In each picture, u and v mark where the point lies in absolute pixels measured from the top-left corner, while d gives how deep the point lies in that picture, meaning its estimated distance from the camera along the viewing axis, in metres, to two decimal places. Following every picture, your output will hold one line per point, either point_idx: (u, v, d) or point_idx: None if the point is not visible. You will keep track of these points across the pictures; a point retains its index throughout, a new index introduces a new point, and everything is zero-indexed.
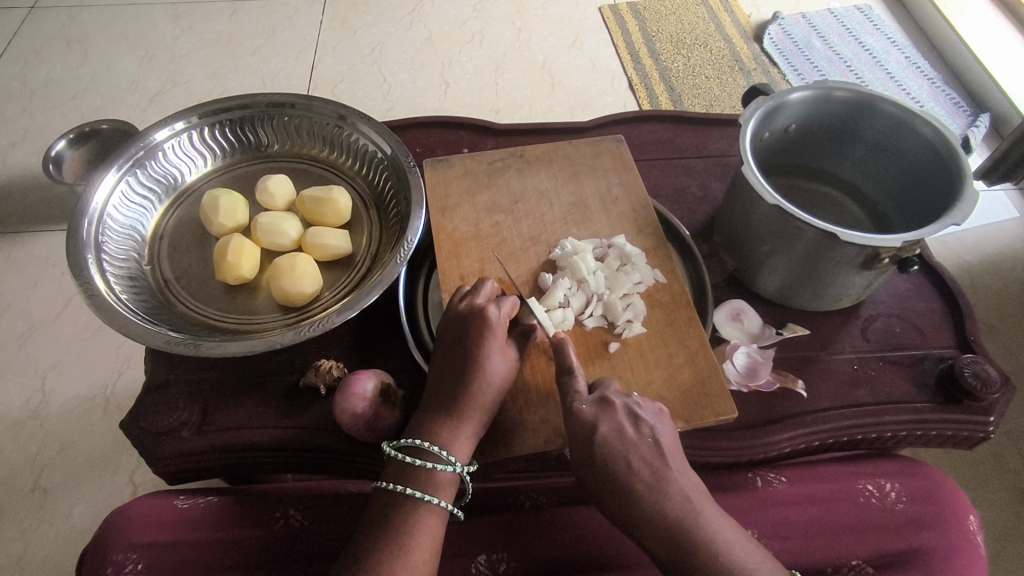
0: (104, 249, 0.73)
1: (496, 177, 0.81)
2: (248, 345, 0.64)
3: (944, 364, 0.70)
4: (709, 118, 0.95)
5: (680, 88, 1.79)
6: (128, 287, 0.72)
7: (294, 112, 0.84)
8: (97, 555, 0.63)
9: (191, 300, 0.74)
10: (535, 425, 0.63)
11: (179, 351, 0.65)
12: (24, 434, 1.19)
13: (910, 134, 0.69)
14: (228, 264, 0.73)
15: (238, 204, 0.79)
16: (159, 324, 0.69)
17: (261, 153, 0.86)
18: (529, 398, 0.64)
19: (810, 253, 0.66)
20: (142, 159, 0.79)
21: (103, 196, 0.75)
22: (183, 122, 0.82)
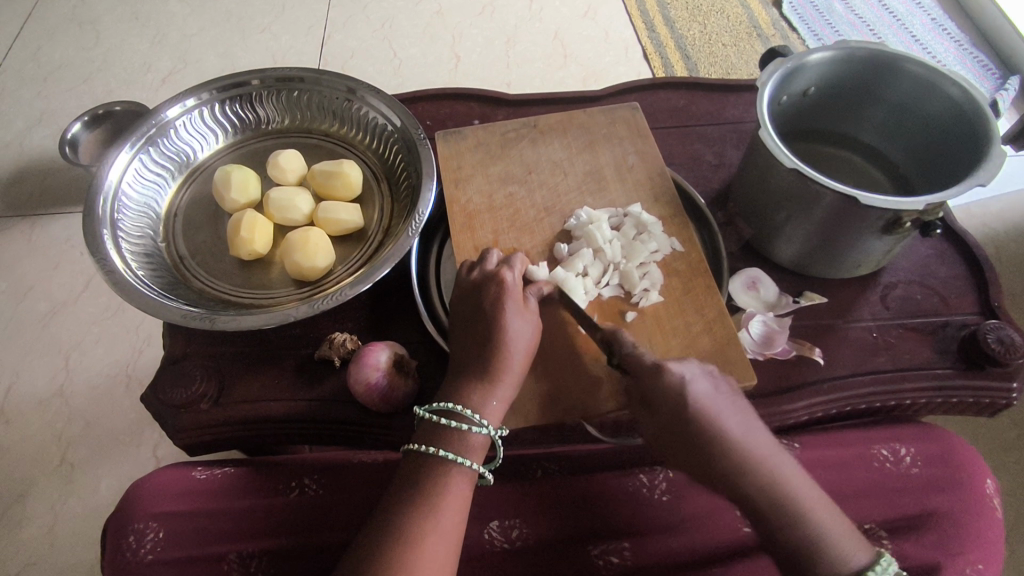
0: (120, 227, 0.73)
1: (510, 147, 0.80)
2: (265, 319, 0.65)
3: (967, 330, 0.69)
4: (725, 84, 0.92)
5: (695, 56, 1.75)
6: (144, 264, 0.72)
7: (304, 86, 0.84)
8: (120, 523, 0.65)
9: (207, 276, 0.75)
10: (552, 395, 0.62)
11: (197, 326, 0.65)
12: (52, 410, 1.22)
13: (934, 94, 0.67)
14: (241, 240, 0.74)
15: (251, 179, 0.79)
16: (176, 299, 0.69)
17: (271, 128, 0.86)
18: (545, 368, 0.64)
19: (830, 219, 0.65)
20: (154, 137, 0.79)
21: (116, 174, 0.76)
22: (194, 99, 0.81)
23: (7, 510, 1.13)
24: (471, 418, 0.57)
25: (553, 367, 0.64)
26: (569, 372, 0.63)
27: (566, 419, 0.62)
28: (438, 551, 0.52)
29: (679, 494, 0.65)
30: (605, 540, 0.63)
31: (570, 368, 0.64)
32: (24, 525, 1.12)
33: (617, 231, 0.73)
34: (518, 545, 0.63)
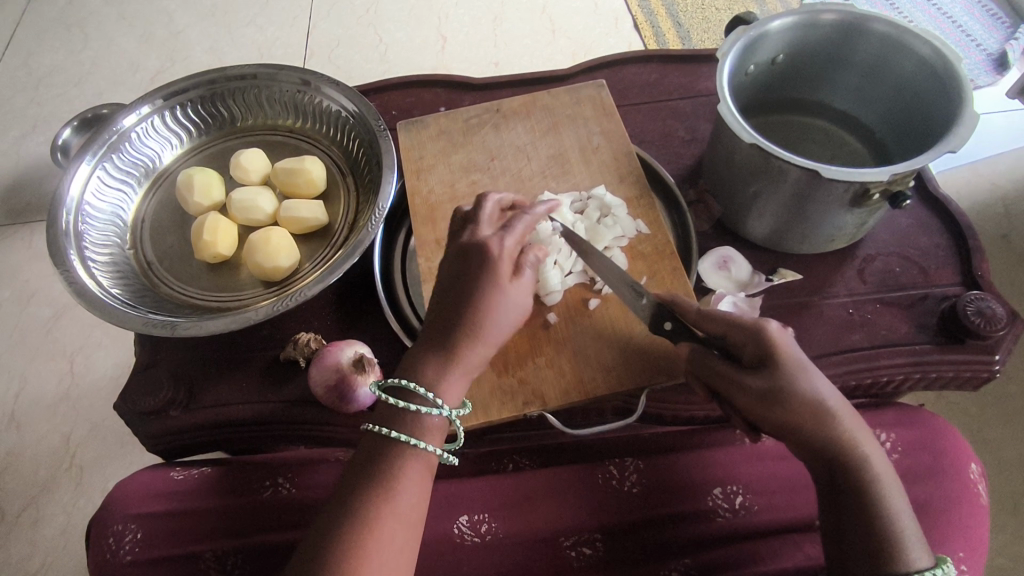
0: (86, 238, 0.74)
1: (472, 134, 0.78)
2: (227, 322, 0.65)
3: (947, 303, 0.66)
4: (698, 55, 0.89)
5: (688, 23, 1.70)
6: (111, 273, 0.73)
7: (261, 82, 0.83)
8: (100, 526, 0.66)
9: (174, 281, 0.75)
10: (513, 388, 0.61)
11: (161, 333, 0.66)
12: (59, 413, 1.25)
13: (905, 55, 0.63)
14: (204, 243, 0.74)
15: (213, 181, 0.79)
16: (142, 308, 0.70)
17: (234, 128, 0.86)
18: (507, 361, 0.62)
19: (796, 194, 0.62)
20: (115, 145, 0.79)
21: (78, 186, 0.76)
22: (150, 105, 0.81)
23: (20, 512, 1.16)
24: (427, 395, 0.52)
25: (512, 360, 0.62)
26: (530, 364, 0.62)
27: (525, 412, 0.60)
28: (397, 536, 0.49)
29: (648, 484, 0.64)
30: (571, 533, 0.62)
31: (531, 360, 0.62)
32: (38, 526, 1.15)
33: (581, 214, 0.70)
34: (489, 540, 0.62)
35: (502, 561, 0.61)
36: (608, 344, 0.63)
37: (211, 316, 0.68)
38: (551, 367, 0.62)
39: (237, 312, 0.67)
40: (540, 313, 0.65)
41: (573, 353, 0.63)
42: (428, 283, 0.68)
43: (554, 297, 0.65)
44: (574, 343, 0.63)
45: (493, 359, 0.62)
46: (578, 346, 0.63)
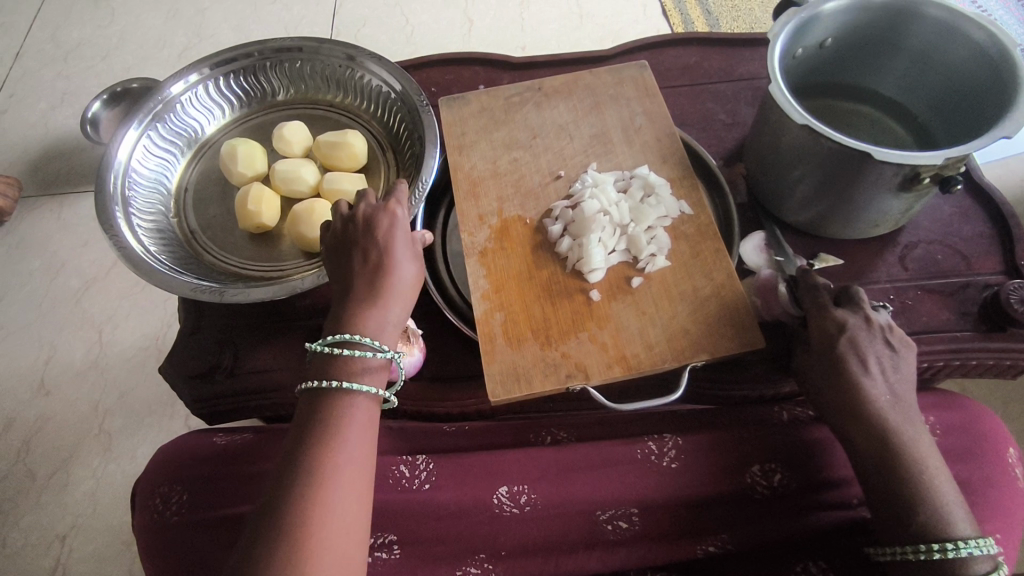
0: (133, 204, 0.74)
1: (513, 112, 0.78)
2: (272, 290, 0.66)
3: (989, 291, 0.66)
4: (739, 39, 0.89)
5: (717, 11, 1.69)
6: (156, 239, 0.74)
7: (305, 56, 0.83)
8: (147, 489, 0.68)
9: (217, 249, 0.76)
10: (556, 361, 0.62)
11: (207, 298, 0.66)
12: (87, 382, 1.27)
13: (959, 40, 0.63)
14: (248, 212, 0.75)
15: (256, 152, 0.79)
16: (186, 273, 0.70)
17: (277, 101, 0.86)
18: (550, 334, 0.63)
19: (844, 178, 0.62)
20: (160, 113, 0.80)
21: (126, 151, 0.76)
22: (197, 74, 0.81)
23: (51, 476, 1.18)
24: (369, 343, 0.55)
25: (555, 335, 0.63)
26: (528, 322, 0.64)
27: (569, 385, 0.61)
28: (348, 486, 0.49)
29: (687, 460, 0.64)
30: (609, 510, 0.63)
31: (575, 335, 0.63)
32: (67, 491, 1.17)
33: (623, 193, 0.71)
34: (526, 511, 0.63)
35: (540, 533, 0.63)
36: (649, 323, 0.63)
37: (256, 284, 0.68)
38: (594, 343, 0.63)
39: (280, 282, 0.67)
40: (584, 290, 0.66)
41: (616, 330, 0.63)
42: (472, 256, 0.68)
43: (597, 273, 0.66)
44: (617, 320, 0.64)
45: (537, 333, 0.63)
46: (620, 322, 0.64)
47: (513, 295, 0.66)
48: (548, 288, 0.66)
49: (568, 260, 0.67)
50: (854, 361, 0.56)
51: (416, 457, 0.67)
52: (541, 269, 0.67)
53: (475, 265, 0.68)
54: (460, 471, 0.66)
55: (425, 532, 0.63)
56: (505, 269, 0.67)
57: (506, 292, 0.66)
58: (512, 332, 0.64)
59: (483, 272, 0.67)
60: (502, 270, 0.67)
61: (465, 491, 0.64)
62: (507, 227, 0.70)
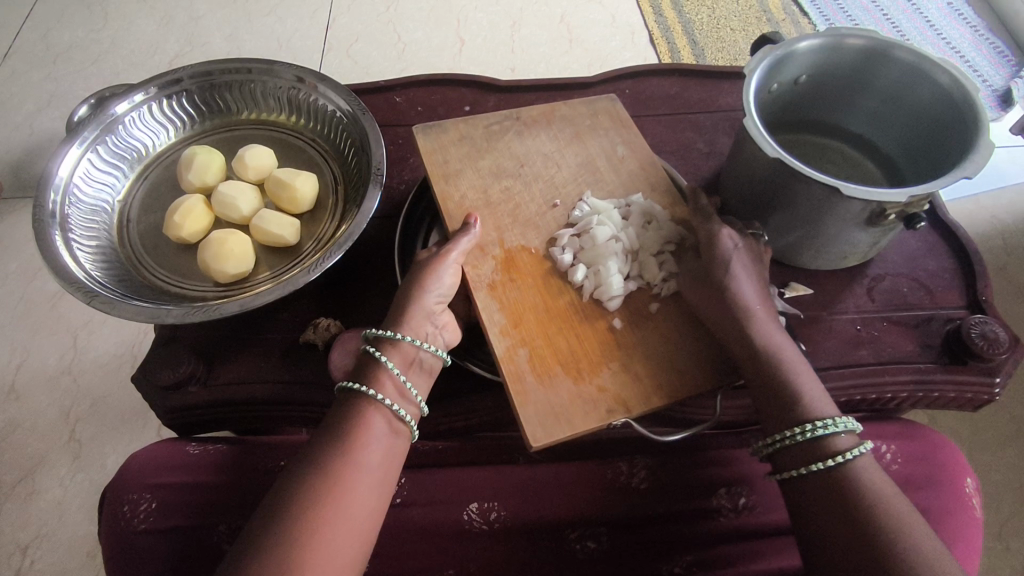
0: (73, 218, 0.74)
1: (494, 142, 0.79)
2: (196, 311, 0.65)
3: (951, 325, 0.68)
4: (720, 71, 0.91)
5: (703, 41, 1.73)
6: (94, 255, 0.72)
7: (256, 76, 0.84)
8: (114, 495, 0.67)
9: (156, 267, 0.75)
10: (594, 396, 0.61)
11: (136, 315, 0.65)
12: (59, 389, 1.25)
13: (926, 83, 0.66)
14: (173, 223, 0.75)
15: (212, 164, 0.80)
16: (120, 290, 0.69)
17: (228, 121, 0.87)
18: (581, 367, 0.62)
19: (814, 211, 0.64)
20: (103, 133, 0.79)
21: (66, 170, 0.76)
22: (142, 94, 0.82)
23: (15, 485, 1.16)
24: (415, 343, 0.60)
25: (586, 368, 0.62)
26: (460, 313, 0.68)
27: (610, 420, 0.59)
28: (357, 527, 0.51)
29: (656, 483, 0.66)
30: (576, 531, 0.64)
31: (606, 367, 0.62)
32: (33, 499, 1.15)
33: (625, 220, 0.71)
34: (495, 528, 0.64)
35: (505, 550, 0.63)
36: (667, 349, 0.64)
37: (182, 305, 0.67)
38: (628, 372, 0.62)
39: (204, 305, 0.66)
40: (599, 314, 0.66)
41: (644, 358, 0.63)
42: (481, 290, 0.66)
43: (616, 301, 0.66)
44: (642, 347, 0.64)
45: (567, 367, 0.62)
46: (640, 345, 0.64)
47: (533, 330, 0.64)
48: (565, 319, 0.65)
49: (584, 290, 0.67)
50: (736, 267, 0.61)
51: None
52: (559, 300, 0.66)
53: (487, 299, 0.66)
54: (431, 486, 0.66)
55: (403, 548, 0.63)
56: (520, 302, 0.66)
57: (524, 327, 0.64)
58: (540, 368, 0.62)
59: (498, 307, 0.65)
60: (515, 302, 0.66)
61: (436, 507, 0.65)
62: (512, 259, 0.69)
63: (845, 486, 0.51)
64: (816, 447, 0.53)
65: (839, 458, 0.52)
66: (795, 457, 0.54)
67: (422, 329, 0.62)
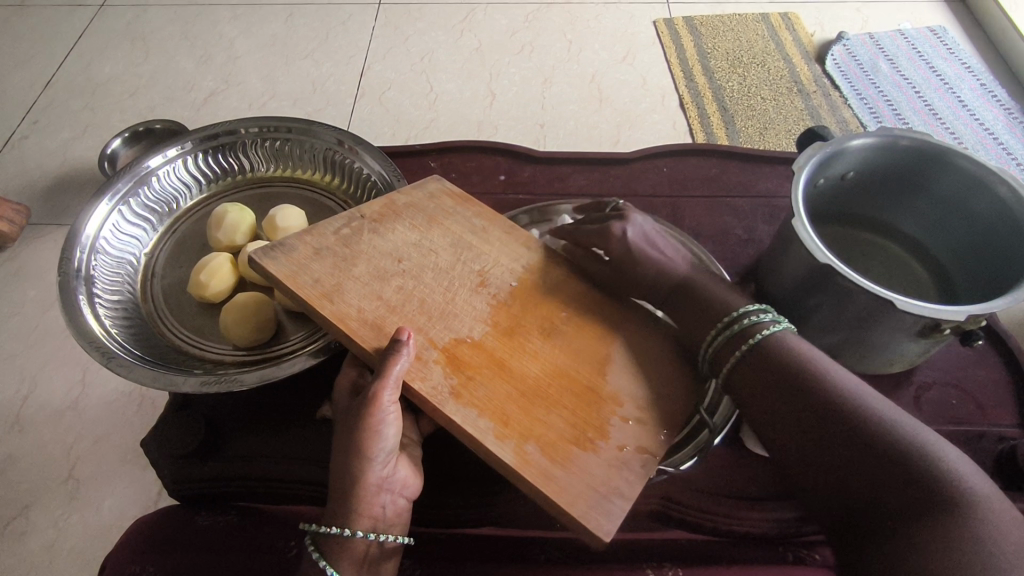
0: (97, 272, 0.72)
1: (356, 244, 0.64)
2: (217, 383, 0.62)
3: (1005, 445, 0.64)
4: (759, 155, 0.90)
5: (732, 108, 1.73)
6: (115, 312, 0.70)
7: (294, 136, 0.84)
8: (117, 564, 0.64)
9: (177, 325, 0.74)
10: (623, 457, 0.53)
11: (154, 384, 0.63)
12: (63, 424, 1.23)
13: (984, 192, 0.64)
14: (199, 281, 0.74)
15: (242, 224, 0.79)
16: (140, 352, 0.67)
17: (263, 177, 0.87)
18: (588, 433, 0.54)
19: (863, 317, 0.61)
20: (135, 187, 0.79)
21: (95, 223, 0.74)
22: (177, 148, 0.82)
23: (7, 523, 1.12)
24: (367, 538, 0.56)
25: (594, 431, 0.54)
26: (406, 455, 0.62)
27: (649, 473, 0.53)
28: None
29: None
30: None
31: (611, 422, 0.55)
32: (23, 541, 1.11)
33: None
34: None
35: None
36: (649, 387, 0.59)
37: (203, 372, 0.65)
38: (632, 420, 0.56)
39: (225, 375, 0.63)
40: (567, 370, 0.58)
41: (632, 399, 0.57)
42: (447, 402, 0.54)
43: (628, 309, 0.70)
44: (623, 391, 0.58)
45: (577, 437, 0.54)
46: (624, 393, 0.58)
47: (523, 417, 0.54)
48: (540, 389, 0.56)
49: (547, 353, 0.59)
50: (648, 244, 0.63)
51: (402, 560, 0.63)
52: (525, 369, 0.57)
53: (461, 410, 0.54)
54: None
55: None
56: (495, 397, 0.55)
57: (516, 420, 0.54)
58: (555, 453, 0.53)
59: (477, 412, 0.54)
60: (490, 399, 0.55)
61: None
62: (455, 355, 0.57)
63: (776, 355, 0.53)
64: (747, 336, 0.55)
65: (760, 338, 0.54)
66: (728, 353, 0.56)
67: (374, 505, 0.57)
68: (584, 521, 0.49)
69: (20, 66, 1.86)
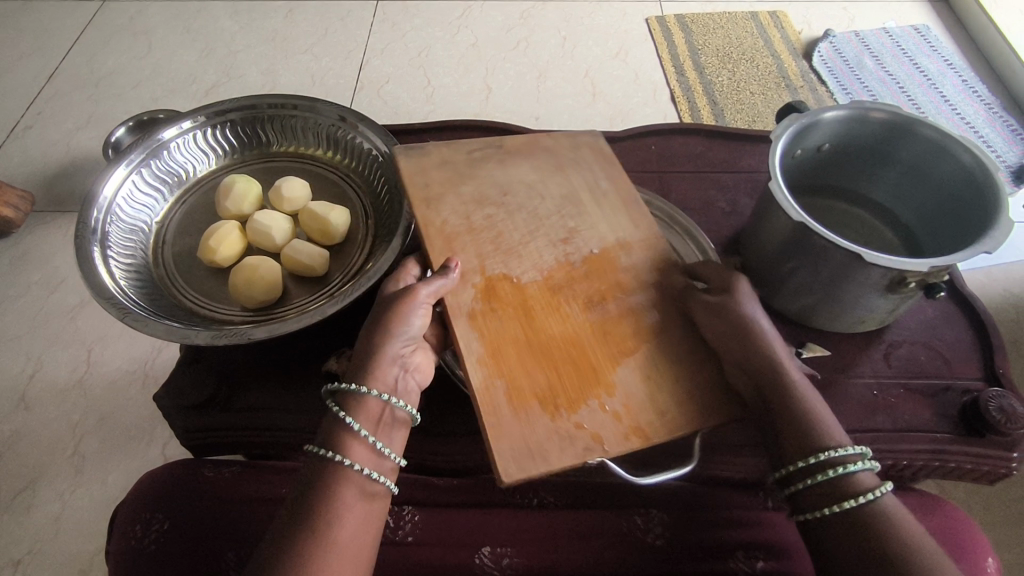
0: (112, 235, 0.76)
1: (478, 167, 0.73)
2: (224, 337, 0.66)
3: (968, 396, 0.69)
4: (743, 134, 0.94)
5: (722, 102, 1.78)
6: (129, 272, 0.75)
7: (300, 113, 0.88)
8: (129, 513, 0.67)
9: (187, 287, 0.77)
10: (570, 431, 0.58)
11: (165, 337, 0.66)
12: (68, 401, 1.26)
13: (948, 159, 0.68)
14: (208, 246, 0.78)
15: (250, 194, 0.83)
16: (152, 309, 0.71)
17: (269, 151, 0.91)
18: (558, 402, 0.59)
19: (836, 275, 0.65)
20: (149, 157, 0.83)
21: (111, 189, 0.79)
22: (191, 121, 0.85)
23: (14, 496, 1.15)
24: (382, 398, 0.60)
25: (564, 404, 0.59)
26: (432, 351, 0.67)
27: (589, 459, 0.57)
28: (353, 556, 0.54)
29: (672, 536, 0.65)
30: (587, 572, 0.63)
31: (586, 406, 0.59)
32: (30, 513, 1.14)
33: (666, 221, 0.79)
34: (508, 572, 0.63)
35: None
36: (651, 391, 0.61)
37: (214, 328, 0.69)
38: (605, 411, 0.59)
39: (233, 330, 0.67)
40: (581, 338, 0.63)
41: (625, 397, 0.60)
42: (461, 321, 0.62)
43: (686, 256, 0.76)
44: (623, 387, 0.61)
45: (544, 403, 0.59)
46: (623, 381, 0.61)
47: (513, 361, 0.61)
48: (547, 348, 0.62)
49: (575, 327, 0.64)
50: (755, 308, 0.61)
51: (402, 507, 0.69)
52: (541, 332, 0.63)
53: (466, 331, 0.62)
54: (446, 523, 0.67)
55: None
56: (501, 335, 0.62)
57: (505, 361, 0.61)
58: (518, 405, 0.59)
59: (475, 342, 0.62)
60: (497, 333, 0.62)
61: (448, 545, 0.65)
62: (494, 288, 0.65)
63: (868, 526, 0.52)
64: (842, 485, 0.54)
65: (858, 499, 0.53)
66: (818, 499, 0.54)
67: (391, 376, 0.61)
68: (495, 458, 0.56)
69: (24, 59, 1.89)
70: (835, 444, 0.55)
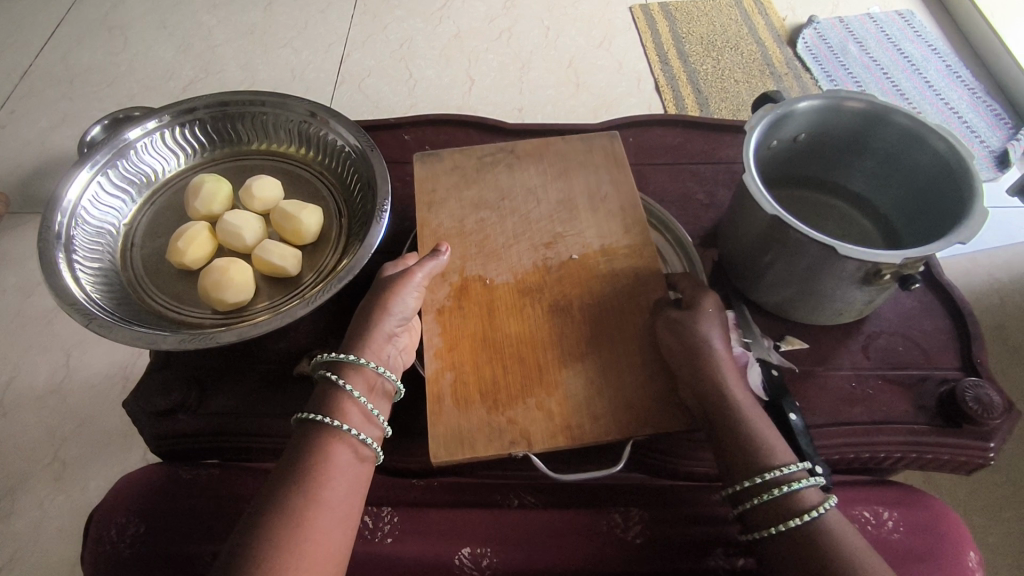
0: (78, 239, 0.75)
1: (484, 171, 0.78)
2: (191, 342, 0.64)
3: (946, 387, 0.68)
4: (722, 125, 0.93)
5: (706, 91, 1.77)
6: (95, 277, 0.73)
7: (269, 109, 0.86)
8: (104, 517, 0.66)
9: (156, 291, 0.76)
10: (501, 427, 0.61)
11: (131, 343, 0.65)
12: (47, 406, 1.24)
13: (922, 147, 0.67)
14: (176, 248, 0.76)
15: (219, 194, 0.81)
16: (118, 314, 0.69)
17: (240, 149, 0.89)
18: (499, 399, 0.62)
19: (812, 267, 0.64)
20: (115, 158, 0.81)
21: (76, 191, 0.77)
22: (157, 121, 0.83)
23: None
24: (377, 369, 0.61)
25: (505, 401, 0.62)
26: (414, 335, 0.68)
27: (512, 452, 0.60)
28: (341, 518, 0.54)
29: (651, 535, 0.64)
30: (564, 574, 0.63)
31: (523, 402, 0.62)
32: (10, 520, 1.13)
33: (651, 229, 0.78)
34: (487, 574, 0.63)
35: None
36: (595, 395, 0.62)
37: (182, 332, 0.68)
38: (541, 410, 0.62)
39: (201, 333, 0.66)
40: (535, 338, 0.65)
41: (564, 397, 0.62)
42: (429, 314, 0.67)
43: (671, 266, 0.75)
44: (565, 387, 0.63)
45: (485, 398, 0.62)
46: (563, 385, 0.63)
47: (465, 356, 0.65)
48: (499, 345, 0.65)
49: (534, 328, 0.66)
50: (713, 328, 0.59)
51: (381, 508, 0.67)
52: (498, 331, 0.66)
53: (430, 323, 0.67)
54: (425, 524, 0.66)
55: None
56: (460, 328, 0.66)
57: (458, 352, 0.65)
58: (461, 395, 0.63)
59: (436, 332, 0.66)
60: (456, 328, 0.66)
61: (427, 547, 0.65)
62: (467, 287, 0.69)
63: (813, 541, 0.51)
64: (786, 502, 0.52)
65: (806, 513, 0.51)
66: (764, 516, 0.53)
67: (382, 351, 0.63)
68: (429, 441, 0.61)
69: None
70: (785, 462, 0.54)
